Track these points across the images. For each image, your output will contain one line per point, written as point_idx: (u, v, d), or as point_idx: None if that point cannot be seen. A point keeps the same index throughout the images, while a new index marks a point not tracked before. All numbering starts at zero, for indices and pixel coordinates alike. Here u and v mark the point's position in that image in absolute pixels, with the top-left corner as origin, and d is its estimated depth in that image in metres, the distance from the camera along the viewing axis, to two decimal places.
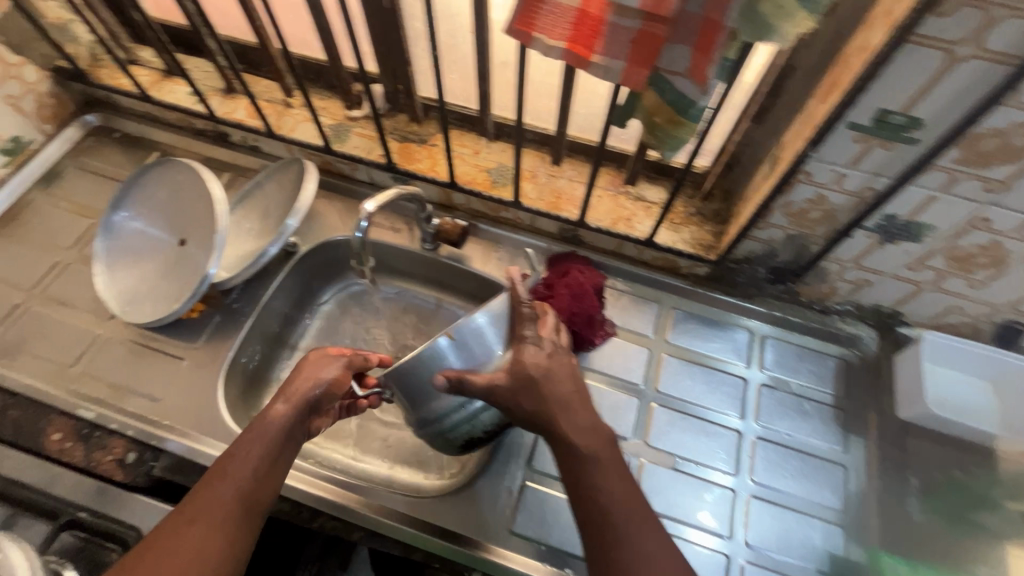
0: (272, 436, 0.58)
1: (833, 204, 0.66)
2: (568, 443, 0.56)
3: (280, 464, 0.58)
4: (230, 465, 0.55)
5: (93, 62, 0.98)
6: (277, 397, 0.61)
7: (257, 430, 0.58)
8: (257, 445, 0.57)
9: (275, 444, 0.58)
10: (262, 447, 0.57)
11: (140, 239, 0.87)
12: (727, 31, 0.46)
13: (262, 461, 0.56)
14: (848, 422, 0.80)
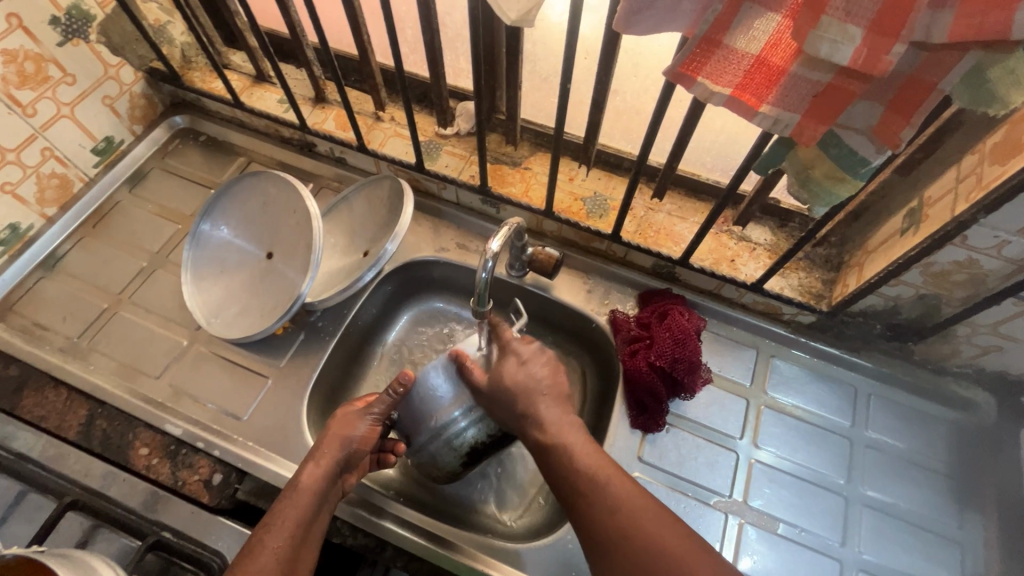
0: (308, 506, 0.60)
1: (982, 270, 0.61)
2: (577, 458, 0.59)
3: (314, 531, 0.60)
4: (264, 533, 0.57)
5: (186, 63, 0.97)
6: (308, 462, 0.63)
7: (289, 503, 0.59)
8: (295, 512, 0.59)
9: (308, 512, 0.59)
10: (295, 518, 0.58)
11: (228, 249, 0.85)
12: (935, 94, 0.41)
13: (296, 531, 0.58)
14: (962, 496, 0.74)
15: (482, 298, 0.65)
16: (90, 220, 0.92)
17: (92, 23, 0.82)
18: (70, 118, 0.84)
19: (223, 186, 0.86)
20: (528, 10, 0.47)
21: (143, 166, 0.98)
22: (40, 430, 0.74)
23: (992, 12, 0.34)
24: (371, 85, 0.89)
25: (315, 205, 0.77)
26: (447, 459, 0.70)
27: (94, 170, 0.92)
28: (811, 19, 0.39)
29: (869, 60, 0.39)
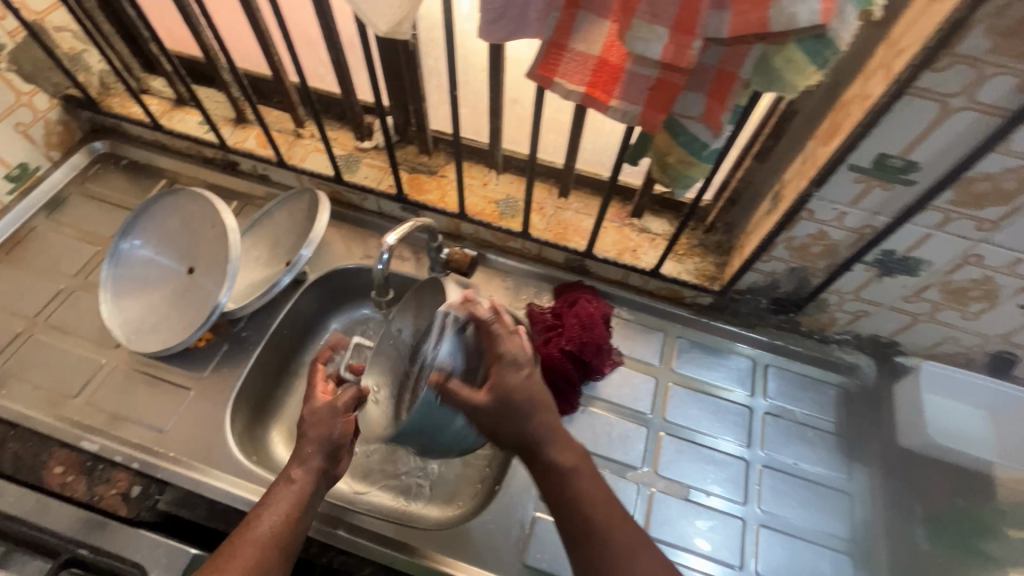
0: (301, 497, 0.60)
1: (833, 240, 0.69)
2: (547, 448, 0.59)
3: (307, 519, 0.60)
4: (256, 522, 0.57)
5: (104, 90, 0.99)
6: (302, 452, 0.62)
7: (280, 494, 0.59)
8: (285, 503, 0.59)
9: (299, 503, 0.59)
10: (287, 507, 0.59)
11: (149, 267, 0.86)
12: (741, 81, 0.48)
13: (288, 523, 0.58)
14: (851, 450, 0.81)
15: (383, 289, 0.69)
16: (5, 246, 0.92)
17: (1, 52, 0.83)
18: None
19: (147, 205, 0.87)
20: (397, 22, 0.52)
21: (62, 192, 0.98)
22: None
23: (757, 10, 0.42)
24: (288, 104, 0.93)
25: (230, 218, 0.79)
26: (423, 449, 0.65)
27: (9, 196, 0.92)
28: (626, 22, 0.46)
29: (677, 55, 0.45)
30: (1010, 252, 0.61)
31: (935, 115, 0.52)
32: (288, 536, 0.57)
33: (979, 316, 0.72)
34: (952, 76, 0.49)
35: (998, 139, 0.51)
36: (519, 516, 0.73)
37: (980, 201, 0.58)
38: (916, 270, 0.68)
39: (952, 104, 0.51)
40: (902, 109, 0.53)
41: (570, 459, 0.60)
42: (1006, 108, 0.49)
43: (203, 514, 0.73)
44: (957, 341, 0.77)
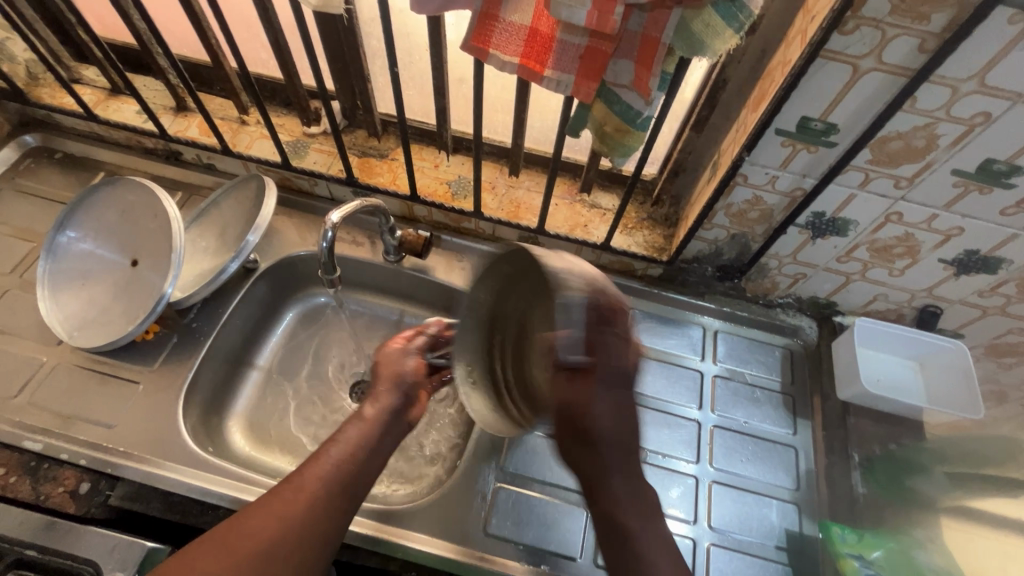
0: (352, 449, 0.61)
1: (768, 204, 0.73)
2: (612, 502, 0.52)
3: (375, 461, 0.62)
4: (324, 451, 0.60)
5: (32, 81, 0.95)
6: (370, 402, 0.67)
7: (350, 431, 0.63)
8: (351, 439, 0.62)
9: (355, 452, 0.61)
10: (351, 444, 0.61)
11: (89, 261, 0.84)
12: (665, 47, 0.50)
13: (342, 467, 0.59)
14: (795, 407, 0.85)
15: (330, 267, 0.69)
16: None
17: None
18: None
19: (88, 194, 0.84)
20: None
21: None
22: None
23: None
24: (230, 89, 0.91)
25: (172, 209, 0.77)
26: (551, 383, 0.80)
27: None
28: None
29: (601, 21, 0.47)
30: (926, 207, 0.65)
31: (848, 77, 0.55)
32: (355, 469, 0.60)
33: (904, 272, 0.76)
34: (859, 39, 0.52)
35: (905, 98, 0.54)
36: (481, 488, 0.75)
37: (895, 159, 0.61)
38: (845, 230, 0.72)
39: (862, 66, 0.54)
40: (819, 72, 0.56)
41: (632, 520, 0.53)
42: (910, 68, 0.53)
43: (158, 507, 0.71)
44: (887, 297, 0.82)
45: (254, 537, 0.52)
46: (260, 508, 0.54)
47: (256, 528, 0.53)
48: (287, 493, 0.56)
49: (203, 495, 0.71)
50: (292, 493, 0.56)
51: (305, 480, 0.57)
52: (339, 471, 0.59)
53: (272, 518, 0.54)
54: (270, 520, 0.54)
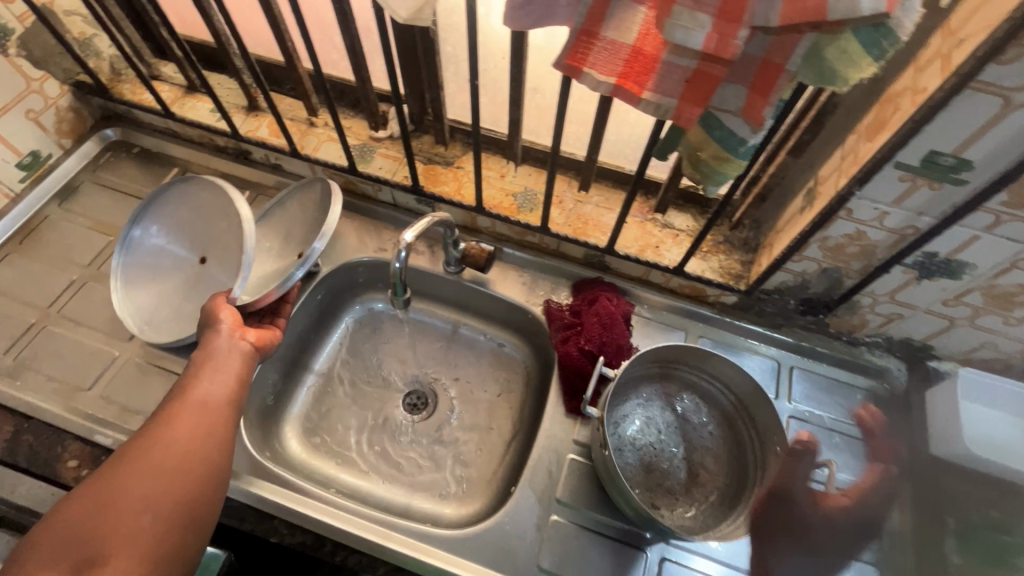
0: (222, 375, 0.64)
1: (871, 240, 0.66)
2: None
3: (232, 402, 0.63)
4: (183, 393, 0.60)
5: (115, 76, 0.97)
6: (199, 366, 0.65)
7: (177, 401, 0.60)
8: (204, 386, 0.62)
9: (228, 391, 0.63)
10: (205, 388, 0.62)
11: (159, 259, 0.85)
12: (787, 73, 0.45)
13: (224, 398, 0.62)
14: (878, 458, 0.78)
15: (400, 288, 0.67)
16: (18, 235, 0.91)
17: (11, 36, 0.81)
18: None
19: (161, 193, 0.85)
20: (417, 9, 0.49)
21: (73, 180, 0.97)
22: None
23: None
24: (301, 91, 0.90)
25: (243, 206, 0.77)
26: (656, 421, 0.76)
27: (21, 185, 0.91)
28: (665, 9, 0.42)
29: (720, 45, 0.42)
30: None
31: (995, 110, 0.48)
32: (224, 406, 0.62)
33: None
34: (1019, 69, 0.45)
35: None
36: (535, 519, 0.72)
37: None
38: (959, 274, 0.64)
39: (1014, 99, 0.47)
40: (960, 104, 0.49)
41: None
42: None
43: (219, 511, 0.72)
44: (996, 347, 0.73)
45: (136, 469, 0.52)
46: (144, 444, 0.55)
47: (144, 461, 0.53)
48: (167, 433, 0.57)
49: (260, 503, 0.71)
50: (175, 426, 0.57)
51: (186, 412, 0.59)
52: (206, 412, 0.60)
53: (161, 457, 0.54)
54: (156, 455, 0.54)
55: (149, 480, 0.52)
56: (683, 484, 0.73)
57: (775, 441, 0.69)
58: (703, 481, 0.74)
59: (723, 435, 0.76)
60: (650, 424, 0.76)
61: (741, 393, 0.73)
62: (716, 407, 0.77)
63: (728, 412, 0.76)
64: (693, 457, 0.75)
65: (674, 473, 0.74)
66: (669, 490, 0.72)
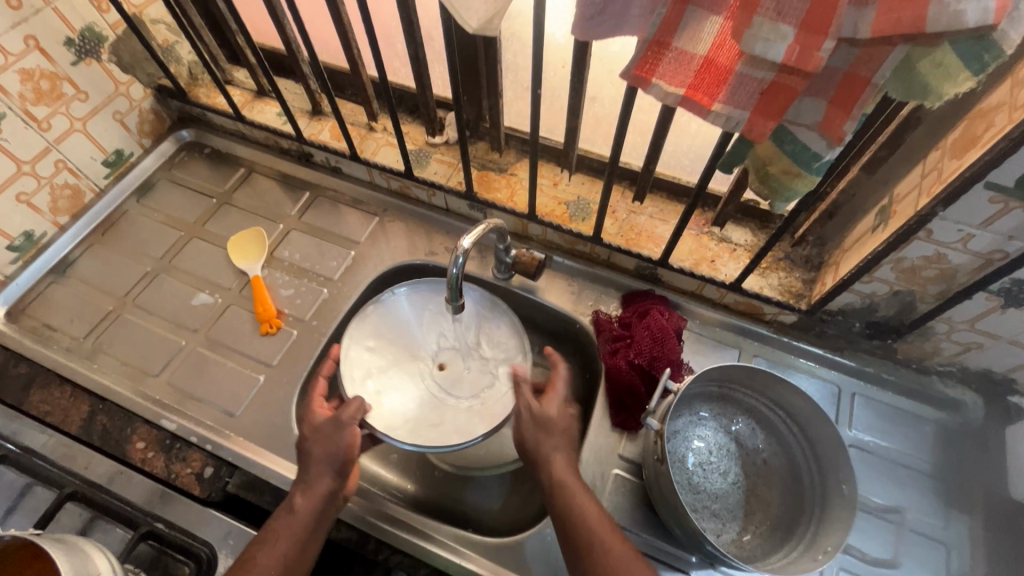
0: (310, 520, 0.63)
1: (952, 264, 0.62)
2: None
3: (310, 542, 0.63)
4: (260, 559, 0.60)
5: (192, 81, 1.03)
6: (300, 490, 0.65)
7: (283, 524, 0.63)
8: (297, 513, 0.63)
9: (307, 533, 0.63)
10: (291, 540, 0.62)
11: (408, 348, 0.84)
12: (873, 87, 0.43)
13: (302, 542, 0.62)
14: (945, 495, 0.74)
15: (456, 294, 0.67)
16: (100, 227, 0.97)
17: (104, 43, 0.88)
18: (82, 131, 0.90)
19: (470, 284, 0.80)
20: (488, 18, 0.49)
21: (151, 178, 1.03)
22: (44, 425, 0.78)
23: (908, 7, 0.36)
24: (363, 97, 0.93)
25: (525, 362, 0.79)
26: (708, 443, 0.75)
27: (105, 181, 0.98)
28: (745, 19, 0.41)
29: (801, 58, 0.40)
30: None
31: None
32: (303, 556, 0.62)
33: None
34: None
35: None
36: None
37: None
38: None
39: None
40: None
41: None
42: None
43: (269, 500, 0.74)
44: None
45: None
46: None
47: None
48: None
49: None
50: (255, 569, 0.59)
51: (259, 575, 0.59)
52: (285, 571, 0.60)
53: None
54: None
55: None
56: (733, 509, 0.71)
57: (841, 478, 0.64)
58: (757, 508, 0.71)
59: (780, 467, 0.73)
60: (703, 444, 0.74)
61: (803, 421, 0.70)
62: (774, 435, 0.74)
63: (789, 440, 0.73)
64: (746, 483, 0.72)
65: (723, 496, 0.71)
66: (718, 513, 0.70)
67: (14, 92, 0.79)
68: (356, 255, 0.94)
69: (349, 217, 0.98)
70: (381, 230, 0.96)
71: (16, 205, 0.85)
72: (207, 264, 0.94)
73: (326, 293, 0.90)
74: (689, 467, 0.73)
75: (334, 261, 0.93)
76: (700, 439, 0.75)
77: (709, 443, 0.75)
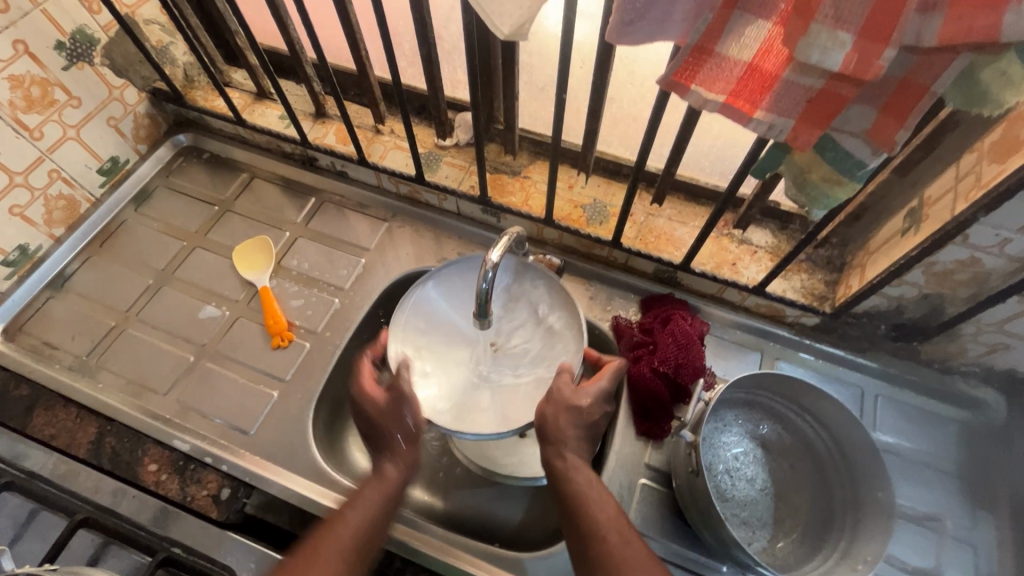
0: (386, 498, 0.64)
1: (986, 267, 0.61)
2: None
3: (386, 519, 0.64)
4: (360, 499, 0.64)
5: (188, 83, 0.99)
6: (371, 395, 0.67)
7: (367, 495, 0.64)
8: (374, 495, 0.64)
9: (385, 512, 0.64)
10: (371, 509, 0.63)
11: (456, 328, 0.74)
12: (931, 95, 0.42)
13: (379, 512, 0.63)
14: (974, 496, 0.73)
15: (484, 305, 0.66)
16: (98, 238, 0.94)
17: (96, 46, 0.84)
18: (76, 139, 0.86)
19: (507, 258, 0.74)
20: (521, 23, 0.46)
21: (149, 185, 0.99)
22: (49, 448, 0.75)
23: (980, 15, 0.35)
24: (370, 99, 0.90)
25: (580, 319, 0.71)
26: (736, 450, 0.74)
27: (100, 189, 0.94)
28: (800, 25, 0.39)
29: (860, 66, 0.39)
30: None
31: None
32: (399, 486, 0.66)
33: None
34: None
35: None
36: None
37: None
38: None
39: None
40: None
41: None
42: None
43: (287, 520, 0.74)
44: None
45: None
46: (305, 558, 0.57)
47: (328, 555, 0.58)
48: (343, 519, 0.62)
49: (332, 514, 0.71)
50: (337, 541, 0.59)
51: (336, 537, 0.60)
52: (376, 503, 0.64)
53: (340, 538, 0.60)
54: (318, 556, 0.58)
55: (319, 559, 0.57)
56: (762, 517, 0.70)
57: (874, 486, 0.64)
58: (787, 516, 0.70)
59: (808, 472, 0.72)
60: (731, 451, 0.73)
61: (833, 428, 0.69)
62: (801, 440, 0.73)
63: (816, 446, 0.72)
64: (774, 489, 0.72)
65: (753, 504, 0.71)
66: (749, 522, 0.69)
67: (3, 100, 0.75)
68: (367, 263, 0.91)
69: (357, 223, 0.95)
70: (391, 236, 0.94)
71: (10, 218, 0.82)
72: (212, 275, 0.91)
73: (338, 303, 0.88)
74: (719, 475, 0.72)
75: (344, 270, 0.90)
76: (727, 447, 0.73)
77: (737, 451, 0.74)
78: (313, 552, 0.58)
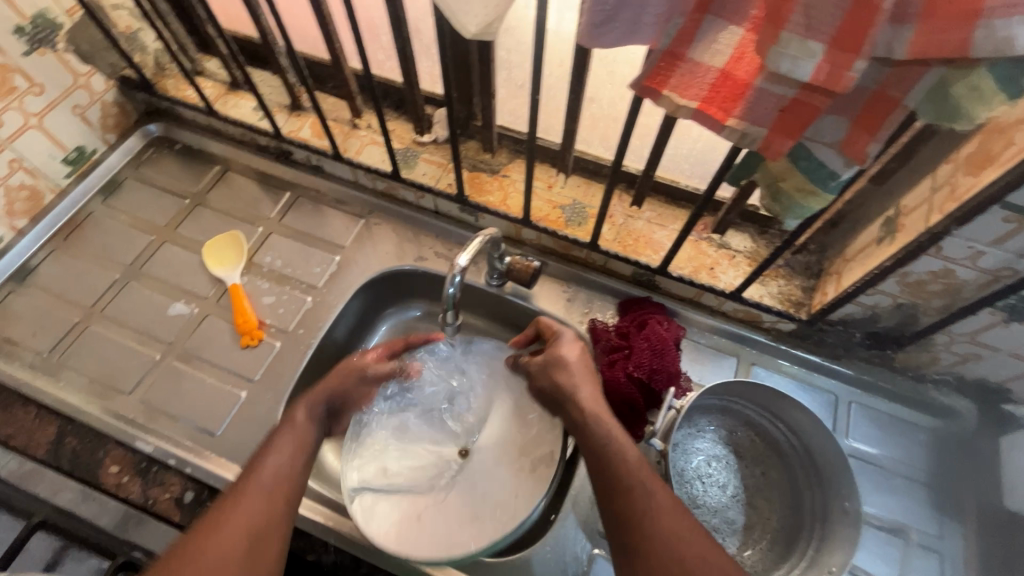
0: (299, 437, 0.61)
1: (959, 279, 0.61)
2: None
3: (299, 471, 0.59)
4: (235, 498, 0.54)
5: (159, 71, 0.96)
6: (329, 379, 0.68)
7: (284, 438, 0.60)
8: (295, 420, 0.62)
9: (307, 440, 0.61)
10: (291, 451, 0.59)
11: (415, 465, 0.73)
12: (903, 109, 0.41)
13: (299, 451, 0.60)
14: (942, 504, 0.74)
15: (451, 310, 0.67)
16: (63, 230, 0.91)
17: (59, 31, 0.81)
18: (39, 127, 0.83)
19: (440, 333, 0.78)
20: (488, 22, 0.45)
21: (118, 176, 0.96)
22: (9, 449, 0.73)
23: (952, 29, 0.34)
24: (346, 92, 0.88)
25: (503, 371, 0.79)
26: (709, 458, 0.73)
27: (66, 180, 0.91)
28: (770, 33, 0.38)
29: (830, 77, 0.38)
30: None
31: None
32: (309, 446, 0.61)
33: None
34: None
35: None
36: (574, 550, 0.69)
37: None
38: None
39: None
40: None
41: None
42: None
43: None
44: None
45: (225, 542, 0.51)
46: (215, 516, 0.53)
47: (210, 561, 0.50)
48: (242, 502, 0.54)
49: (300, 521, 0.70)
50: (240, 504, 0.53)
51: (253, 497, 0.54)
52: (278, 478, 0.57)
53: (231, 526, 0.52)
54: (224, 527, 0.52)
55: (236, 540, 0.51)
56: (732, 524, 0.70)
57: (843, 496, 0.64)
58: (757, 526, 0.70)
59: (779, 478, 0.73)
60: (704, 459, 0.73)
61: (805, 436, 0.69)
62: (774, 448, 0.74)
63: (787, 453, 0.72)
64: (745, 496, 0.72)
65: (723, 510, 0.70)
66: (719, 529, 0.69)
67: None
68: (342, 261, 0.89)
69: (334, 219, 0.93)
70: (368, 233, 0.92)
71: None
72: (181, 271, 0.88)
73: (310, 302, 0.86)
74: (694, 485, 0.71)
75: (318, 267, 0.88)
76: (699, 453, 0.73)
77: (710, 459, 0.73)
78: (215, 523, 0.52)
